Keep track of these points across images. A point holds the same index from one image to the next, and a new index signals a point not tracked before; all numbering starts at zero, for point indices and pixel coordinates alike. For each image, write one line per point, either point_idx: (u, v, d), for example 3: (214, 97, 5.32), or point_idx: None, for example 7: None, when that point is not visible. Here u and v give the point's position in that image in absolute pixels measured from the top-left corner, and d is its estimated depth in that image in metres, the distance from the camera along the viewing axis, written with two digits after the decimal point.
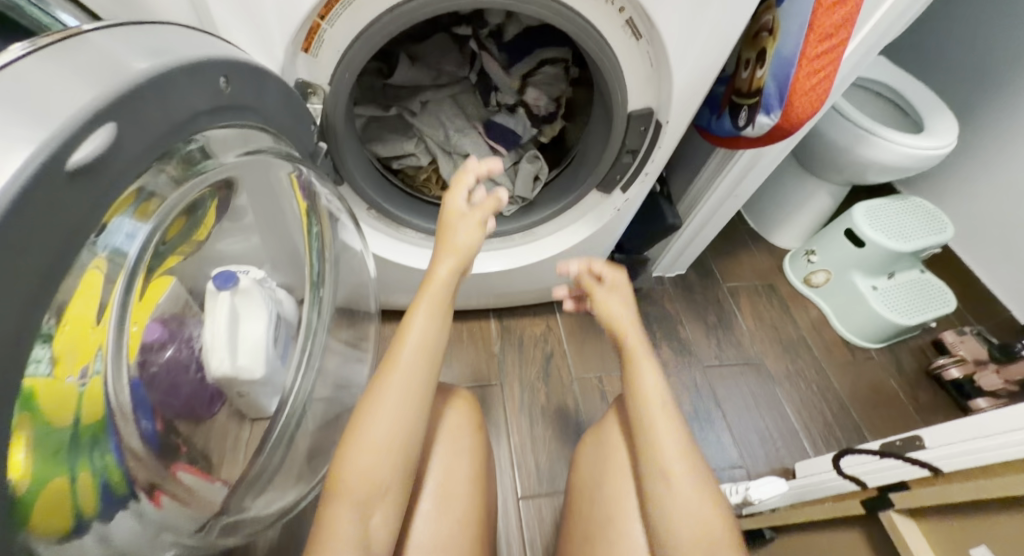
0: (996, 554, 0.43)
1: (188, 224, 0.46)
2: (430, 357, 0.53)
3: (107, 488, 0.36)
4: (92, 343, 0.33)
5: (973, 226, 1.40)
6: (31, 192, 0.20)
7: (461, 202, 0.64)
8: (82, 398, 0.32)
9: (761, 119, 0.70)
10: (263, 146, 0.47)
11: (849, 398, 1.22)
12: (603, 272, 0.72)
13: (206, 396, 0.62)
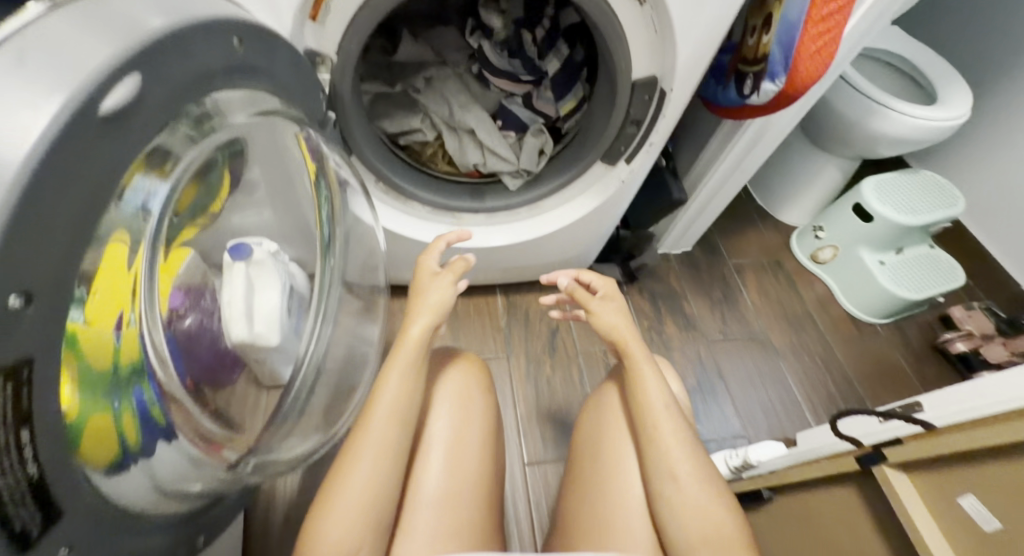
0: (992, 498, 0.46)
1: (207, 189, 0.48)
2: (403, 419, 0.51)
3: (149, 421, 0.38)
4: (126, 294, 0.35)
5: (984, 200, 1.39)
6: (70, 132, 0.22)
7: (431, 267, 0.63)
8: (120, 346, 0.35)
9: (766, 85, 0.71)
10: (273, 109, 0.48)
11: (853, 372, 1.23)
12: (594, 282, 0.69)
13: (227, 362, 0.59)
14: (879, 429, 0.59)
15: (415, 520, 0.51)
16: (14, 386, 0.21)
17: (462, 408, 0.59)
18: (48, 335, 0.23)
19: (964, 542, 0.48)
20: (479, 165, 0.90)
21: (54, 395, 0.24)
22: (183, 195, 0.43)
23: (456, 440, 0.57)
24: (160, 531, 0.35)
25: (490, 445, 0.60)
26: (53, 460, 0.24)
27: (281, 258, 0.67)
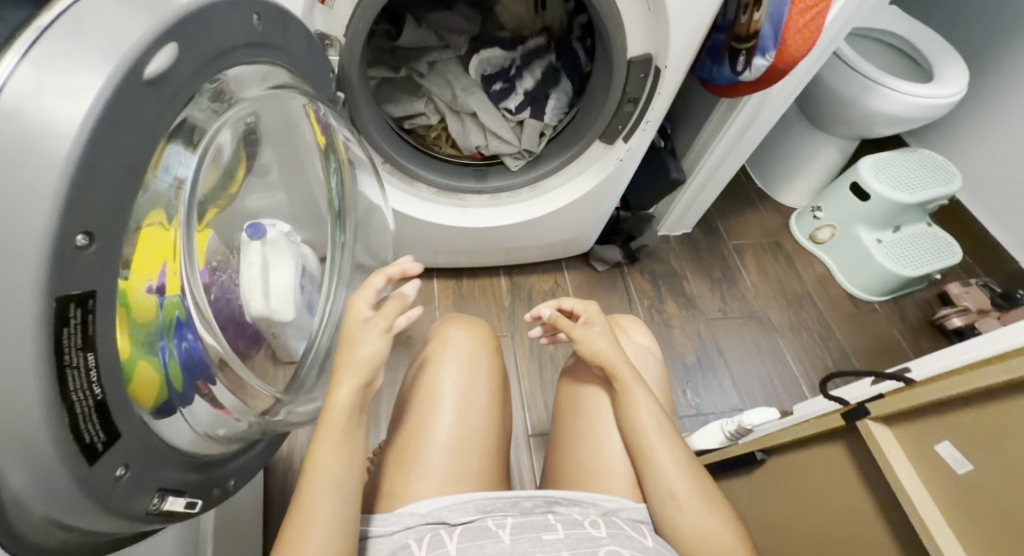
0: (972, 444, 0.51)
1: (231, 167, 0.52)
2: (346, 486, 0.45)
3: (188, 372, 0.43)
4: (168, 260, 0.39)
5: (983, 177, 1.40)
6: (120, 93, 0.25)
7: (362, 312, 0.53)
8: (166, 307, 0.39)
9: (757, 61, 0.74)
10: (286, 83, 0.51)
11: (850, 347, 1.26)
12: (575, 307, 0.68)
13: (246, 337, 0.58)
14: (871, 390, 0.62)
15: (427, 466, 0.54)
16: (82, 312, 0.25)
17: (471, 363, 0.63)
18: (105, 274, 0.27)
19: (947, 482, 0.53)
20: (482, 147, 0.93)
21: (109, 327, 0.28)
22: (209, 174, 0.47)
23: (466, 392, 0.61)
24: (190, 473, 0.39)
25: (501, 400, 0.64)
26: (108, 379, 0.28)
27: (292, 238, 0.69)
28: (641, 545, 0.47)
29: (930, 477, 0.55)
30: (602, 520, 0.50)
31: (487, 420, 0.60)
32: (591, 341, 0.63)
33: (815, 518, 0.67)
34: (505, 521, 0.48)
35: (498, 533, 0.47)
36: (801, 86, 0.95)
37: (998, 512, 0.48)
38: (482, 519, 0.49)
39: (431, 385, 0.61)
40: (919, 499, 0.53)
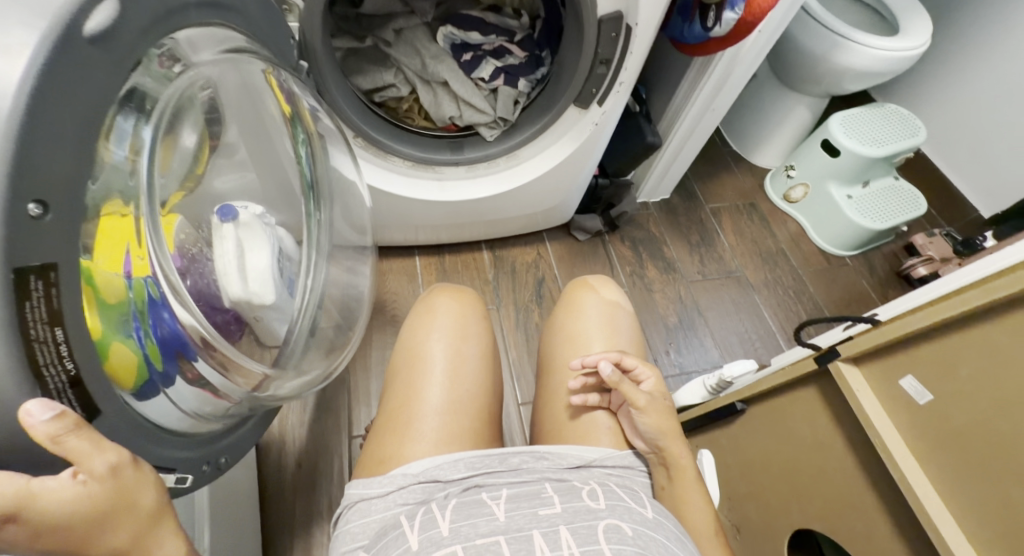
0: (933, 381, 0.54)
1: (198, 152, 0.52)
2: None
3: (167, 353, 0.42)
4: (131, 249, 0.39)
5: (944, 129, 1.43)
6: (61, 51, 0.25)
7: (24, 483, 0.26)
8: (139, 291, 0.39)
9: (727, 15, 0.75)
10: (244, 48, 0.50)
11: (823, 300, 1.30)
12: (636, 369, 0.60)
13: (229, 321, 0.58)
14: (843, 334, 0.65)
15: (419, 428, 0.56)
16: (45, 285, 0.25)
17: (451, 327, 0.65)
18: (67, 244, 0.26)
19: (910, 416, 0.56)
20: (456, 118, 0.92)
21: (76, 303, 0.28)
22: (173, 156, 0.47)
23: (454, 357, 0.62)
24: (181, 450, 0.40)
25: (488, 367, 0.65)
26: (82, 355, 0.28)
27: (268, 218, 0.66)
28: (641, 517, 0.45)
29: (898, 412, 0.58)
30: (600, 490, 0.48)
31: (475, 383, 0.61)
32: (651, 417, 0.57)
33: (796, 460, 0.70)
34: (500, 494, 0.47)
35: (492, 510, 0.45)
36: (772, 43, 0.95)
37: (969, 445, 0.51)
38: (477, 490, 0.48)
39: (424, 351, 0.62)
40: (883, 431, 0.56)
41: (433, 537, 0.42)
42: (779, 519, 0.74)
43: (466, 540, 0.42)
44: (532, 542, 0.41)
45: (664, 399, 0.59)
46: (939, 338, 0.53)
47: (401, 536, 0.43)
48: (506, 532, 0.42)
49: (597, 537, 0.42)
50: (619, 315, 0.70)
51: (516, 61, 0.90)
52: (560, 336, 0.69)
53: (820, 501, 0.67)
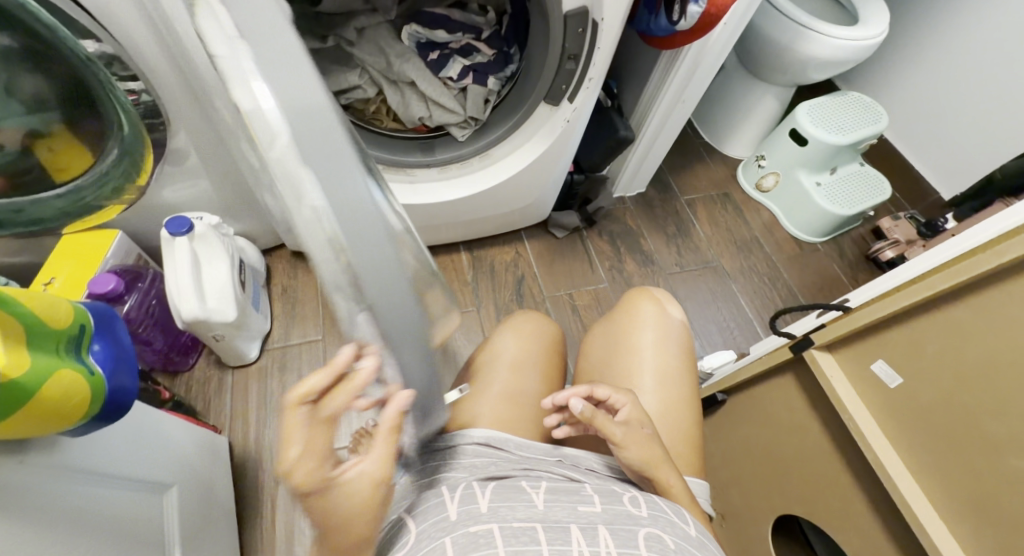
0: (905, 365, 0.54)
1: (74, 192, 0.74)
2: None
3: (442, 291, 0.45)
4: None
5: (905, 115, 1.47)
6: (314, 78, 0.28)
7: (328, 465, 0.34)
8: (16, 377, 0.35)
9: (691, 8, 0.76)
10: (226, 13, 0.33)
11: (797, 286, 1.32)
12: (614, 399, 0.54)
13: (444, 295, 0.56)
14: (817, 319, 0.65)
15: (482, 397, 0.60)
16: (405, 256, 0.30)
17: (518, 328, 0.68)
18: (391, 221, 0.32)
19: (880, 400, 0.57)
20: (426, 119, 0.90)
21: (411, 262, 0.33)
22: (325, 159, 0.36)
23: (521, 354, 0.65)
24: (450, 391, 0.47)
25: (555, 368, 0.67)
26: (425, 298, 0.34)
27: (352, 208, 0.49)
28: (683, 533, 0.45)
29: (869, 393, 0.59)
30: (642, 497, 0.48)
31: (540, 373, 0.65)
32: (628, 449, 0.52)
33: (776, 446, 0.72)
34: (539, 484, 0.47)
35: (531, 497, 0.45)
36: (736, 37, 0.96)
37: (942, 435, 0.51)
38: (515, 480, 0.48)
39: (491, 350, 0.66)
40: (859, 417, 0.57)
41: (472, 512, 0.43)
42: (761, 506, 0.74)
43: (504, 521, 0.42)
44: (569, 534, 0.42)
45: (647, 428, 0.54)
46: (909, 320, 0.54)
47: (441, 503, 0.44)
48: (544, 520, 0.43)
49: (637, 541, 0.42)
50: (669, 337, 0.67)
51: (484, 59, 0.89)
52: (616, 342, 0.67)
53: (798, 483, 0.68)
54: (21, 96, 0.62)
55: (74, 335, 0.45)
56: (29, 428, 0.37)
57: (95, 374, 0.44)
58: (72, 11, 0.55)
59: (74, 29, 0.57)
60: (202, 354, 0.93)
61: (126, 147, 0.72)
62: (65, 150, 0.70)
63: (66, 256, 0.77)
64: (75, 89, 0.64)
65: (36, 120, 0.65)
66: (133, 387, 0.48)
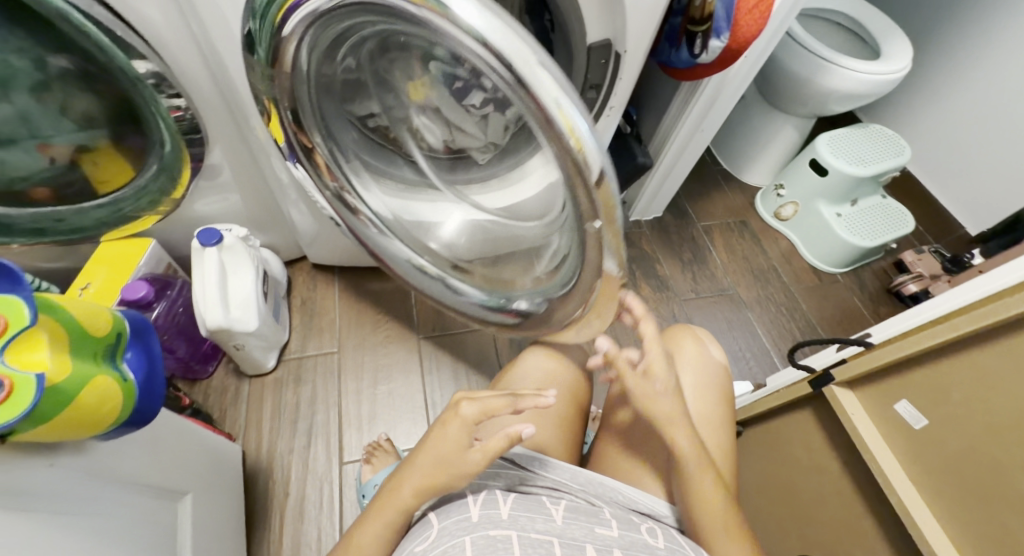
0: (931, 405, 0.53)
1: (111, 203, 0.77)
2: None
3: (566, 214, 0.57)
4: (40, 338, 0.38)
5: (929, 149, 1.46)
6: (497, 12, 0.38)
7: (470, 417, 0.47)
8: (53, 386, 0.37)
9: (713, 43, 0.77)
10: (346, 10, 0.49)
11: (815, 317, 1.30)
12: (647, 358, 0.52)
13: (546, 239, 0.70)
14: (835, 355, 0.65)
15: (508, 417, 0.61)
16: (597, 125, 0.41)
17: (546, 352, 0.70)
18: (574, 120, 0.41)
19: (904, 445, 0.56)
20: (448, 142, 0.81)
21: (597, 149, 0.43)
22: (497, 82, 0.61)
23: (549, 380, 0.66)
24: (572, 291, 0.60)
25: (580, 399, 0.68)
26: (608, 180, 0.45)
27: (501, 124, 0.75)
28: None
29: (892, 437, 0.58)
30: (659, 530, 0.49)
31: (568, 398, 0.66)
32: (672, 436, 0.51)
33: (794, 482, 0.70)
34: (559, 502, 0.48)
35: (551, 511, 0.46)
36: (756, 71, 0.97)
37: (973, 471, 0.49)
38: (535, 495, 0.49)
39: (517, 373, 0.68)
40: (882, 459, 0.56)
41: (493, 516, 0.43)
42: (776, 544, 0.72)
43: (523, 529, 0.42)
44: (585, 552, 0.42)
45: (668, 390, 0.52)
46: (934, 358, 0.53)
47: (463, 504, 0.45)
48: (561, 535, 0.43)
49: None
50: (708, 376, 0.66)
51: None
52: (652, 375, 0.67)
53: (818, 525, 0.66)
54: (73, 115, 0.65)
55: (114, 344, 0.46)
56: (58, 434, 0.38)
57: (128, 381, 0.46)
58: (129, 37, 0.58)
59: (127, 52, 0.59)
60: (221, 361, 0.94)
61: (166, 163, 0.74)
62: (107, 164, 0.72)
63: (103, 262, 0.80)
64: (121, 107, 0.66)
65: (84, 137, 0.68)
66: (159, 393, 0.49)
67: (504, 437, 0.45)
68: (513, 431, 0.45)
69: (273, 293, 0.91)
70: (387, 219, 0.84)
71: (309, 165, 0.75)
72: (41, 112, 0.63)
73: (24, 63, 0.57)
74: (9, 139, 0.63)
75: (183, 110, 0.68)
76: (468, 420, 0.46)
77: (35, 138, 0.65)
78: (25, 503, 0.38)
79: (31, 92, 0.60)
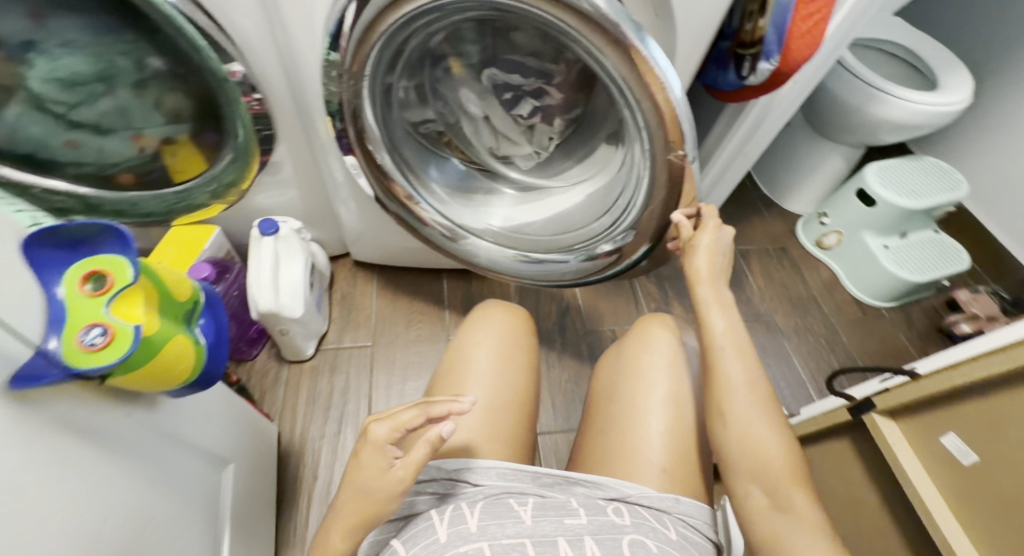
0: (982, 442, 0.51)
1: (186, 191, 0.82)
2: None
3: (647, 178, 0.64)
4: (138, 297, 0.41)
5: (989, 185, 1.41)
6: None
7: (383, 439, 0.45)
8: (146, 339, 0.40)
9: (762, 65, 0.76)
10: (429, 8, 0.56)
11: (857, 351, 1.26)
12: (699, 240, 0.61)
13: (619, 191, 0.74)
14: (873, 384, 0.63)
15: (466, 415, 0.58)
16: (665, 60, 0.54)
17: (491, 328, 0.67)
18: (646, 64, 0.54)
19: (947, 480, 0.54)
20: (494, 150, 0.87)
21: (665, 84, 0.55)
22: (567, 72, 0.72)
23: (501, 361, 0.63)
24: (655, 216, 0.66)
25: (533, 368, 0.67)
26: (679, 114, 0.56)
27: (547, 133, 0.83)
28: (665, 537, 0.45)
29: (937, 472, 0.56)
30: (625, 508, 0.48)
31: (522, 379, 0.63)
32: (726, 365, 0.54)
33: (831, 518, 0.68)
34: (528, 500, 0.47)
35: (519, 513, 0.45)
36: (806, 94, 0.96)
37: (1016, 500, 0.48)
38: (505, 496, 0.47)
39: (465, 353, 0.64)
40: (925, 493, 0.54)
41: (462, 532, 0.43)
42: None
43: (493, 538, 0.42)
44: (557, 547, 0.42)
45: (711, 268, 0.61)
46: (991, 391, 0.51)
47: (430, 526, 0.44)
48: (532, 535, 0.43)
49: (621, 548, 0.42)
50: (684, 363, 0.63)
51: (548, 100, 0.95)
52: (626, 365, 0.64)
53: None
54: (164, 109, 0.71)
55: (191, 307, 0.50)
56: (142, 385, 0.42)
57: (200, 343, 0.49)
58: (223, 41, 0.62)
59: (220, 55, 0.63)
60: (265, 346, 0.98)
61: (238, 153, 0.78)
62: (184, 155, 0.78)
63: (172, 244, 0.85)
64: (206, 104, 0.72)
65: (170, 130, 0.74)
66: (221, 358, 0.53)
67: (423, 442, 0.44)
68: (423, 436, 0.44)
69: (317, 285, 0.94)
70: (454, 222, 0.87)
71: (370, 172, 0.78)
72: (137, 107, 0.69)
73: (127, 63, 0.63)
74: (108, 128, 0.70)
75: (263, 104, 0.72)
76: (376, 446, 0.45)
77: (130, 129, 0.72)
78: (103, 446, 0.42)
79: (132, 88, 0.67)
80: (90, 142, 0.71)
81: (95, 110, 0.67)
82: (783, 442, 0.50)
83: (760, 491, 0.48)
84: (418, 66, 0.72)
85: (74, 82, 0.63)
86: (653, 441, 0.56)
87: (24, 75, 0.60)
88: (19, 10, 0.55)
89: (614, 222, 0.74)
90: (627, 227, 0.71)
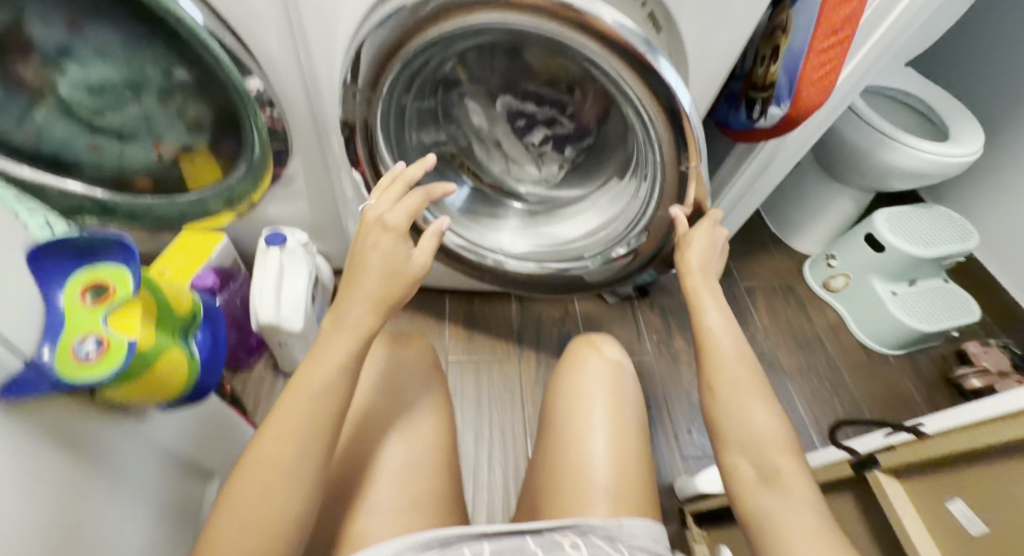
0: (996, 506, 0.49)
1: (200, 199, 0.82)
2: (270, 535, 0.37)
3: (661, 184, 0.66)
4: (136, 312, 0.41)
5: (1002, 238, 1.40)
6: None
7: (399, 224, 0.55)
8: (138, 355, 0.39)
9: (772, 109, 0.76)
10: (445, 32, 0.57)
11: (862, 396, 1.23)
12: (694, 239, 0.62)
13: (630, 213, 0.75)
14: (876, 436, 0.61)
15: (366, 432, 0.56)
16: None
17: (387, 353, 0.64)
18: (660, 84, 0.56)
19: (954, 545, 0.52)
20: (503, 175, 0.87)
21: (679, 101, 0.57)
22: (581, 102, 0.74)
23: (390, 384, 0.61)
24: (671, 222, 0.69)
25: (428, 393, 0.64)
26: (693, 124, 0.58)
27: (557, 161, 0.83)
28: None
29: (944, 537, 0.53)
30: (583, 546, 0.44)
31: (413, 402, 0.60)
32: (726, 361, 0.52)
33: None
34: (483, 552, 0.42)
35: None
36: (817, 136, 0.96)
37: None
38: (457, 546, 0.43)
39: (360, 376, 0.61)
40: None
41: None
42: None
43: None
44: None
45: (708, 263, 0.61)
46: (1009, 452, 0.49)
47: None
48: None
49: None
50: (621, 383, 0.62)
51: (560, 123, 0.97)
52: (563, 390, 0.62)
53: None
54: (186, 119, 0.72)
55: (188, 321, 0.50)
56: (132, 395, 0.41)
57: (194, 356, 0.48)
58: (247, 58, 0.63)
59: (244, 71, 0.63)
60: (263, 354, 0.97)
61: (253, 165, 0.79)
62: (200, 163, 0.79)
63: (179, 250, 0.85)
64: (227, 115, 0.73)
65: (190, 139, 0.75)
66: (216, 372, 0.52)
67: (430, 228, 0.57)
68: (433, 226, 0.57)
69: (319, 297, 0.94)
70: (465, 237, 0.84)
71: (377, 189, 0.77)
72: (161, 115, 0.70)
73: (156, 73, 0.65)
74: (132, 133, 0.72)
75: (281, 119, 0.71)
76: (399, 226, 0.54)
77: (151, 135, 0.73)
78: (87, 451, 0.40)
79: (158, 97, 0.68)
80: (113, 146, 0.74)
81: (120, 116, 0.69)
82: (776, 416, 0.48)
83: (749, 462, 0.46)
84: (431, 88, 0.73)
85: (103, 88, 0.65)
86: (598, 461, 0.54)
87: (55, 80, 0.63)
88: (56, 16, 0.56)
89: (627, 226, 0.75)
90: (641, 228, 0.73)
